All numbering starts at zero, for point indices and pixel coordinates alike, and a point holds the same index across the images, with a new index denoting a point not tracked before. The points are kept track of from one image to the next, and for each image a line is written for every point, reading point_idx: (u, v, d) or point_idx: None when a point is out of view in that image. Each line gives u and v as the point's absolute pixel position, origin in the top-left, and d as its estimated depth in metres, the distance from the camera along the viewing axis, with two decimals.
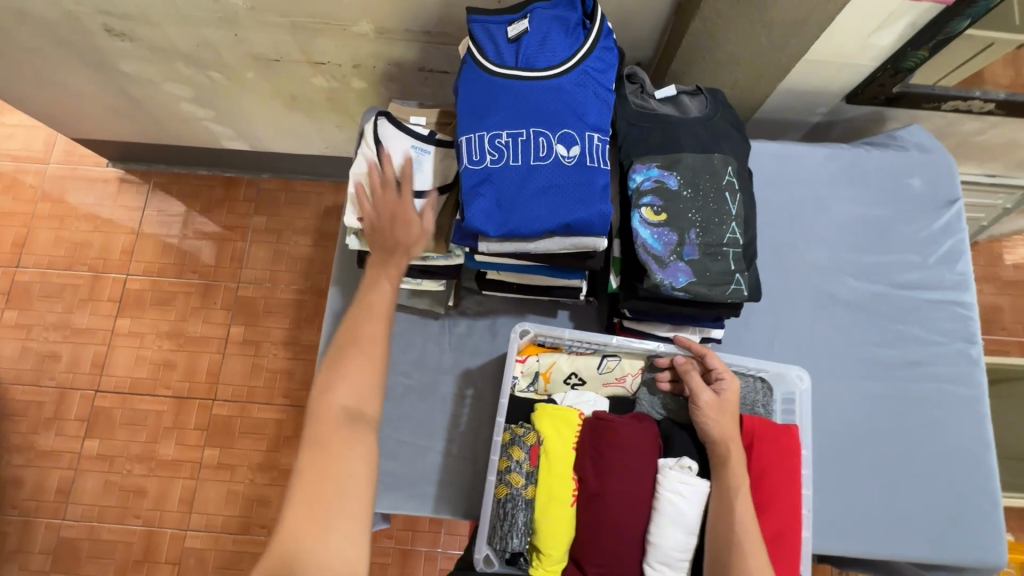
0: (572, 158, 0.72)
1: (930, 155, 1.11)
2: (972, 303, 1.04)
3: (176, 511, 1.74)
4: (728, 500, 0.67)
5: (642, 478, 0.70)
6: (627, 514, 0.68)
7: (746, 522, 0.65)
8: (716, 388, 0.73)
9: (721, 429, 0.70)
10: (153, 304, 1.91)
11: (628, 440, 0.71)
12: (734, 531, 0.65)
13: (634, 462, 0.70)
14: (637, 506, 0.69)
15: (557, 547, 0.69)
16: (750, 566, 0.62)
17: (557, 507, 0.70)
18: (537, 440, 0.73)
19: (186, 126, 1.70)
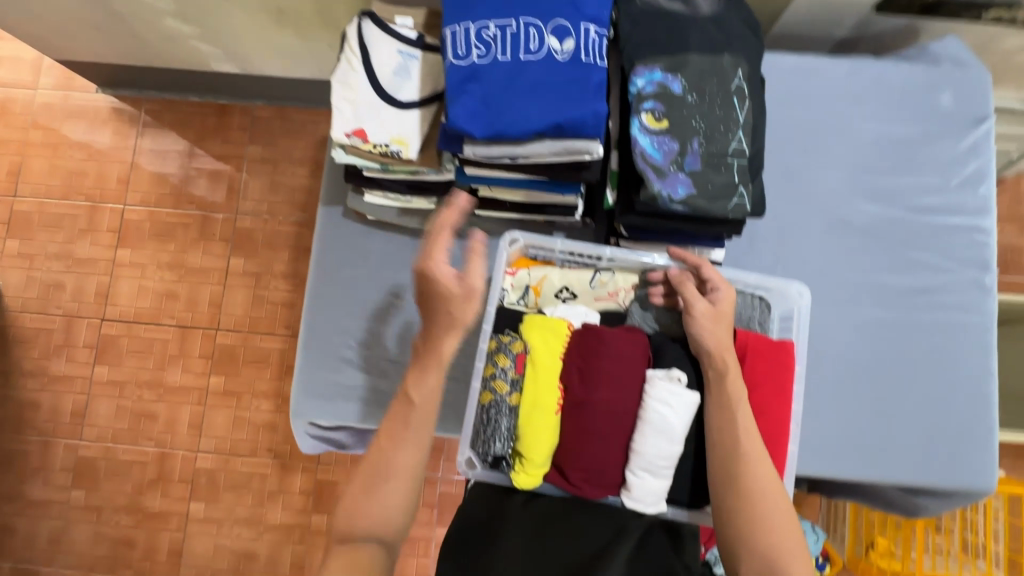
0: (565, 53, 0.66)
1: (965, 68, 1.01)
2: (992, 229, 0.98)
3: (187, 434, 1.81)
4: (729, 415, 0.66)
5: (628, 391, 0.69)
6: (611, 424, 0.68)
7: (748, 435, 0.65)
8: (713, 298, 0.71)
9: (715, 339, 0.69)
10: (152, 235, 1.90)
11: (615, 352, 0.69)
12: (737, 444, 0.64)
13: (620, 375, 0.69)
14: (622, 415, 0.69)
15: (536, 451, 0.68)
16: (750, 470, 0.63)
17: (540, 413, 0.69)
18: (522, 348, 0.72)
19: (171, 46, 1.62)
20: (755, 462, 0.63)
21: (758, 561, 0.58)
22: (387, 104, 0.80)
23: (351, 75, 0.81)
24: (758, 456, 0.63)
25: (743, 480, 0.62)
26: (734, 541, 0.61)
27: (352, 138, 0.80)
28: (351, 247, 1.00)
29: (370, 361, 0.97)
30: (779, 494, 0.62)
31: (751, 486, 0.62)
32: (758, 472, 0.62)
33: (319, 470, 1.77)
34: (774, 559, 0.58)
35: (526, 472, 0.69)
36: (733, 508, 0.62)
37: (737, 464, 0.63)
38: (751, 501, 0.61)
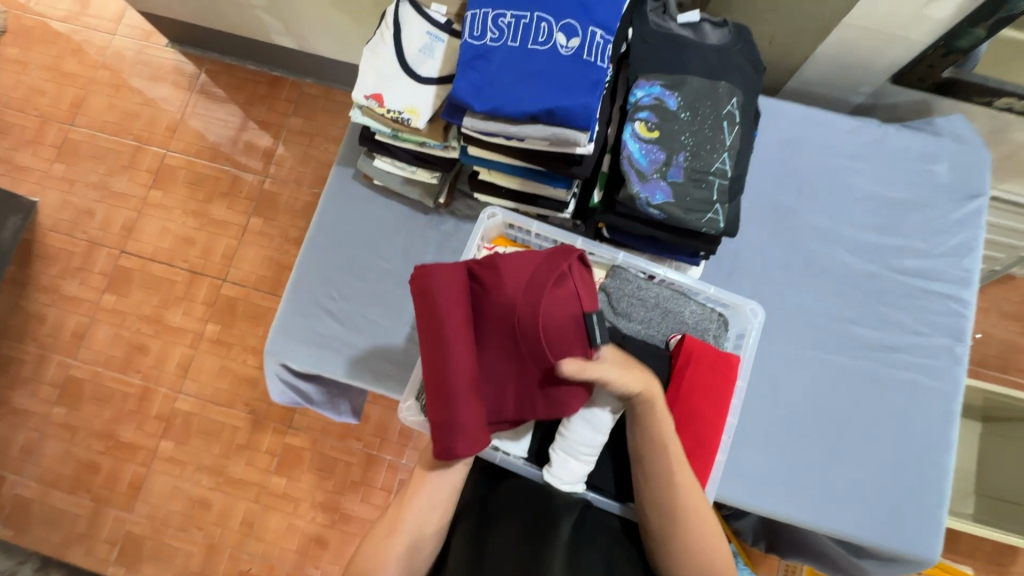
0: (569, 49, 0.72)
1: (966, 146, 1.05)
2: (970, 301, 1.00)
3: (172, 374, 1.86)
4: (661, 447, 0.67)
5: (528, 309, 0.68)
6: (501, 360, 0.69)
7: (678, 462, 0.66)
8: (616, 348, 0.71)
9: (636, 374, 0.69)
10: (185, 182, 2.01)
11: (467, 292, 0.70)
12: (668, 471, 0.66)
13: (502, 302, 0.69)
14: (562, 327, 0.67)
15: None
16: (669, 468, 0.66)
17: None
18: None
19: (240, 13, 1.75)
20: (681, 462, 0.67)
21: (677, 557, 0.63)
22: (407, 75, 0.88)
23: (381, 47, 0.90)
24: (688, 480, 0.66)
25: (676, 504, 0.64)
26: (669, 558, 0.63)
27: (369, 100, 0.87)
28: (353, 207, 1.06)
29: (347, 315, 1.02)
30: (706, 509, 0.66)
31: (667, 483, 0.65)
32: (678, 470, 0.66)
33: (288, 433, 1.79)
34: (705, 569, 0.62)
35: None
36: (669, 531, 0.64)
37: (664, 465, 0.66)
38: (687, 522, 0.64)
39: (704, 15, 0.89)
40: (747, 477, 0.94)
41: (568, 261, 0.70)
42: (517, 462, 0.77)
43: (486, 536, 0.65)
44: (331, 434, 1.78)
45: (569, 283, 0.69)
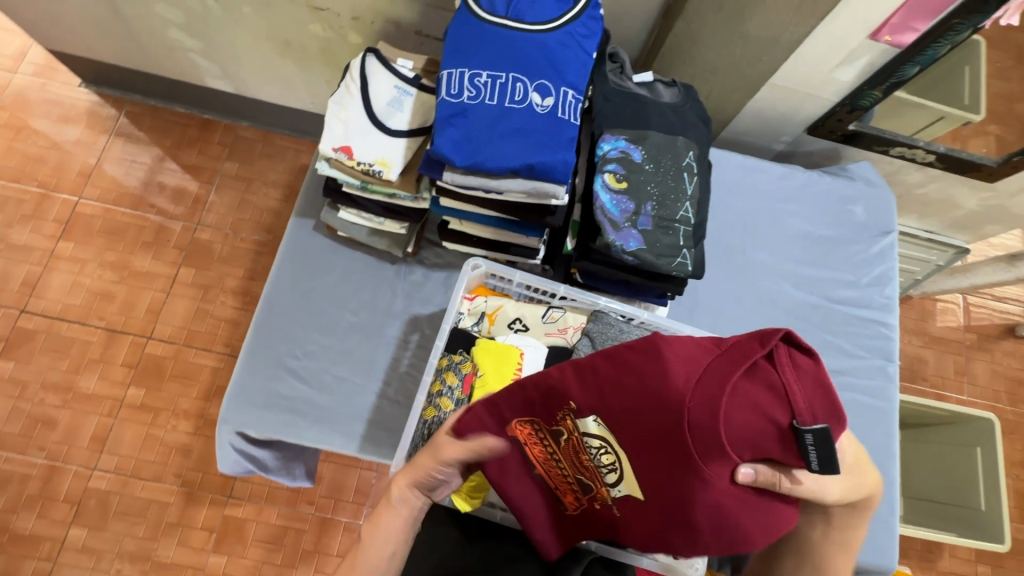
0: (544, 107, 0.76)
1: (875, 188, 1.20)
2: (894, 325, 1.12)
3: (85, 449, 1.64)
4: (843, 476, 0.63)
5: (705, 410, 0.49)
6: (663, 474, 0.53)
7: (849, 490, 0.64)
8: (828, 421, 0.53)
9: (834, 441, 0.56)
10: (101, 232, 1.83)
11: (620, 386, 0.54)
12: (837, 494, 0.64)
13: (664, 396, 0.52)
14: (756, 437, 0.50)
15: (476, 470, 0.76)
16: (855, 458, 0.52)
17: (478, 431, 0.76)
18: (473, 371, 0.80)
19: (171, 55, 1.67)
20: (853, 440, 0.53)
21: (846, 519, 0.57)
22: (376, 127, 0.88)
23: (348, 99, 0.89)
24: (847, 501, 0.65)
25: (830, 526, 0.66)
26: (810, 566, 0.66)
27: (338, 153, 0.86)
28: (315, 259, 1.02)
29: (312, 373, 0.96)
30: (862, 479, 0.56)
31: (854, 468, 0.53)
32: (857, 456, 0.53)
33: (228, 504, 1.62)
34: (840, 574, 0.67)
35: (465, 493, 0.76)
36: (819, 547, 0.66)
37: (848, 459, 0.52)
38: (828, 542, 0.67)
39: (654, 75, 0.97)
40: None
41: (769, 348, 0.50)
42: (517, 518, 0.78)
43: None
44: (278, 500, 1.63)
45: (766, 379, 0.50)
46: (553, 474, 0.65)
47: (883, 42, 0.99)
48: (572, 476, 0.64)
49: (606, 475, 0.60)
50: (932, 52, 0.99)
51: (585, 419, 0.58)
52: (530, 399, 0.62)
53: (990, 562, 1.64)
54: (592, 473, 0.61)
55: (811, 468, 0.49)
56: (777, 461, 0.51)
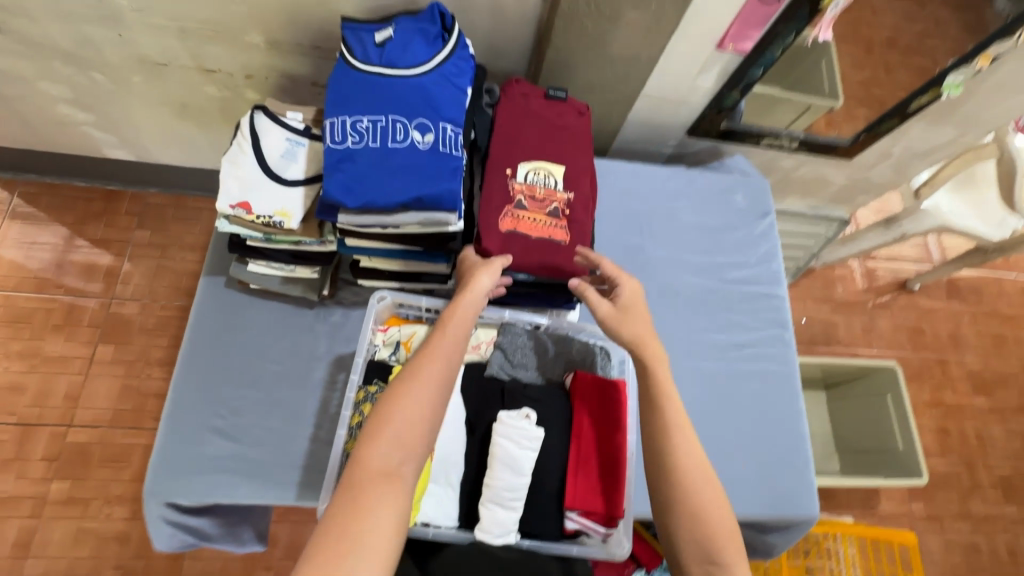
0: (426, 144, 0.82)
1: (750, 177, 1.34)
2: (785, 296, 1.24)
3: (9, 556, 1.50)
4: (660, 415, 0.74)
5: (525, 123, 0.98)
6: (555, 148, 0.98)
7: (679, 424, 0.73)
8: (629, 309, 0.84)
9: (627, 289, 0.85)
10: (6, 322, 1.71)
11: (509, 145, 0.96)
12: (670, 440, 0.72)
13: (518, 129, 0.97)
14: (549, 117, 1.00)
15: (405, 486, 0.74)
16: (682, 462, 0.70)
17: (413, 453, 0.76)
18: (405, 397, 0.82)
19: (63, 131, 1.62)
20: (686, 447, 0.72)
21: (695, 521, 0.67)
22: (272, 180, 0.90)
23: (240, 157, 0.92)
24: (690, 450, 0.72)
25: (682, 472, 0.70)
26: (686, 530, 0.67)
27: (236, 210, 0.88)
28: (230, 315, 1.02)
29: (239, 429, 0.95)
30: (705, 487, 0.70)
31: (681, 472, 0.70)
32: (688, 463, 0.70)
33: None
34: (715, 543, 0.66)
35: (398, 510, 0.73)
36: (688, 496, 0.68)
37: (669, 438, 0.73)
38: (694, 492, 0.69)
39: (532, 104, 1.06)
40: None
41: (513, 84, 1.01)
42: (450, 532, 0.75)
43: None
44: (234, 572, 1.54)
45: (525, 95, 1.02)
46: (536, 228, 0.91)
47: (728, 51, 1.12)
48: (545, 218, 0.92)
49: (554, 187, 0.94)
50: (770, 55, 1.12)
51: (517, 178, 0.93)
52: (491, 206, 0.91)
53: (920, 497, 1.79)
54: (546, 194, 0.93)
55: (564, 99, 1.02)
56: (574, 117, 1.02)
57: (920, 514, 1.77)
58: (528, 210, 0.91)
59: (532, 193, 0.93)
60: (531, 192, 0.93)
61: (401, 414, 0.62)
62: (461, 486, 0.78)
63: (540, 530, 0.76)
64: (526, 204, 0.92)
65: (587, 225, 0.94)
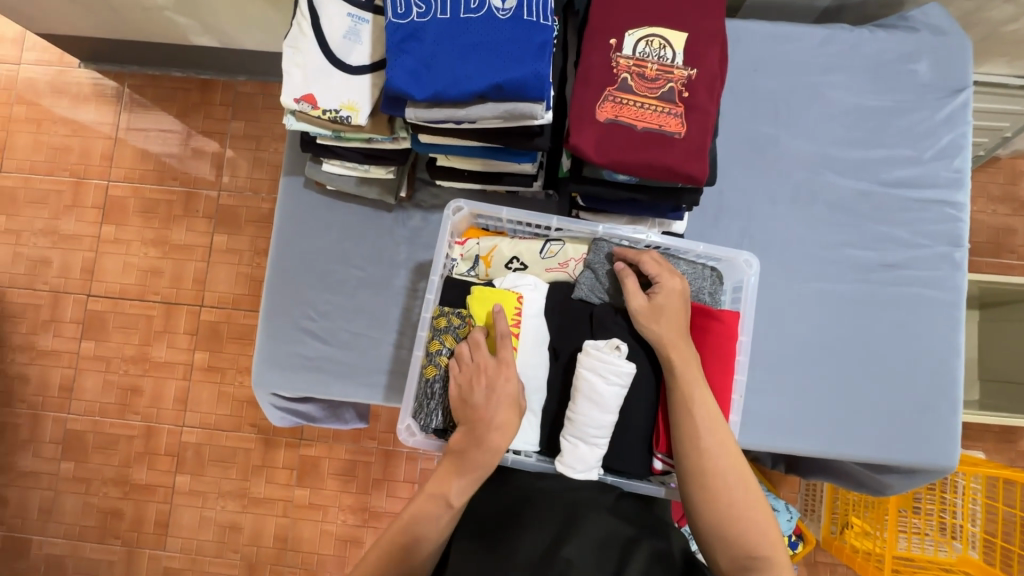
0: (507, 11, 0.66)
1: (945, 36, 0.98)
2: (964, 204, 0.96)
3: (172, 409, 1.79)
4: (687, 412, 0.67)
5: None
6: (676, 8, 0.75)
7: (709, 422, 0.66)
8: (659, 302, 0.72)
9: (666, 284, 0.72)
10: (136, 212, 1.85)
11: (614, 5, 0.75)
12: (698, 437, 0.65)
13: None
14: None
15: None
16: (716, 465, 0.63)
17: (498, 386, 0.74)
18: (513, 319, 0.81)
19: (148, 17, 1.57)
20: (718, 445, 0.65)
21: (731, 530, 0.60)
22: (336, 67, 0.80)
23: (301, 40, 0.81)
24: (722, 448, 0.64)
25: (711, 474, 0.63)
26: (720, 539, 0.61)
27: (301, 104, 0.79)
28: (312, 218, 0.99)
29: (329, 332, 0.97)
30: (745, 490, 0.62)
31: (712, 473, 0.63)
32: (724, 468, 0.63)
33: (301, 445, 1.75)
34: (752, 545, 0.59)
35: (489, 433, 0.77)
36: (720, 500, 0.62)
37: (695, 434, 0.65)
38: (723, 494, 0.62)
39: None
40: (759, 419, 0.92)
41: None
42: (533, 461, 0.76)
43: (503, 549, 0.63)
44: (344, 439, 1.74)
45: None
46: (644, 117, 0.72)
47: None
48: (656, 103, 0.73)
49: (672, 62, 0.74)
50: None
51: (623, 51, 0.73)
52: (588, 88, 0.73)
53: None
54: (660, 73, 0.73)
55: None
56: None
57: None
58: (635, 95, 0.73)
59: (641, 70, 0.73)
60: (641, 70, 0.73)
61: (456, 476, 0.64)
62: (545, 418, 0.76)
63: (625, 467, 0.74)
64: (633, 87, 0.73)
65: (711, 111, 0.73)
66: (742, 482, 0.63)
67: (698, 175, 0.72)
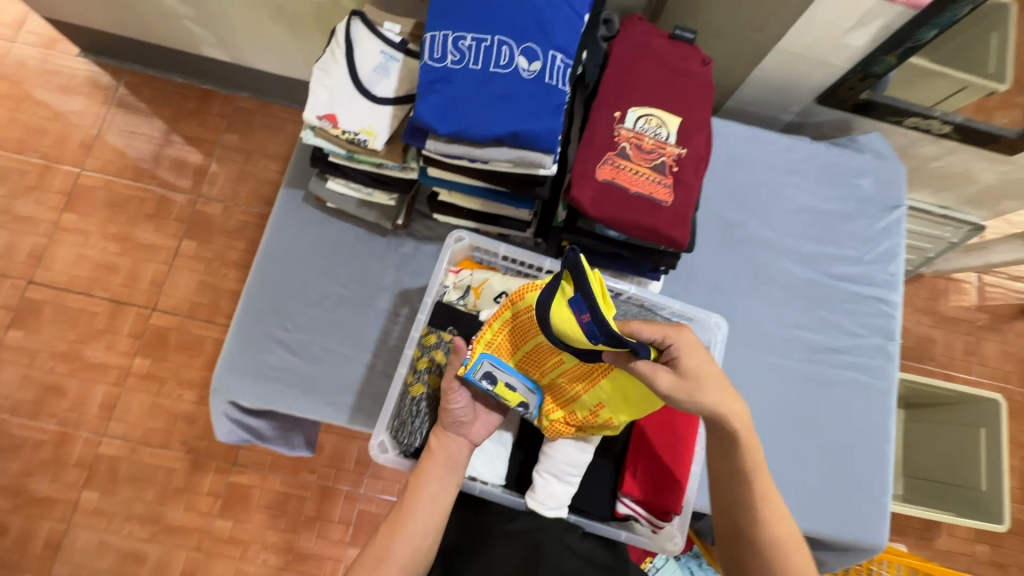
0: (531, 73, 0.73)
1: (885, 161, 1.15)
2: (897, 303, 1.09)
3: (94, 416, 1.65)
4: (742, 482, 0.67)
5: (643, 61, 0.86)
6: (673, 96, 0.86)
7: (763, 492, 0.67)
8: (695, 363, 0.66)
9: (679, 341, 0.65)
10: (103, 204, 1.79)
11: (621, 85, 0.85)
12: (755, 503, 0.67)
13: (632, 68, 0.86)
14: (670, 57, 0.88)
15: (585, 393, 0.73)
16: (769, 529, 0.66)
17: (544, 371, 0.75)
18: (572, 292, 0.63)
19: (164, 22, 1.61)
20: (772, 512, 0.66)
21: None
22: (361, 94, 0.85)
23: (332, 65, 0.87)
24: (776, 513, 0.66)
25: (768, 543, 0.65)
26: None
27: (322, 121, 0.84)
28: (306, 230, 1.01)
29: (302, 345, 0.96)
30: (799, 547, 0.66)
31: (768, 539, 0.65)
32: (778, 526, 0.66)
33: (232, 471, 1.63)
34: None
35: (607, 421, 0.73)
36: (765, 566, 0.65)
37: (753, 501, 0.67)
38: (784, 559, 0.65)
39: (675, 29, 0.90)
40: None
41: (635, 21, 0.90)
42: (498, 492, 0.76)
43: None
44: (280, 469, 1.63)
45: (645, 31, 0.89)
46: (637, 183, 0.81)
47: (898, 4, 0.89)
48: (648, 172, 0.81)
49: (666, 140, 0.83)
50: (949, 15, 0.88)
51: (624, 124, 0.83)
52: (590, 152, 0.81)
53: (988, 541, 1.59)
54: (654, 147, 0.83)
55: (686, 39, 0.90)
56: (700, 63, 0.89)
57: (982, 558, 1.58)
58: (630, 164, 0.81)
59: (638, 143, 0.82)
60: (639, 142, 0.82)
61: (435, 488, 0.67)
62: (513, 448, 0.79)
63: (586, 505, 0.76)
64: (629, 156, 0.81)
65: (694, 187, 0.83)
66: (798, 543, 0.66)
67: (679, 241, 0.80)
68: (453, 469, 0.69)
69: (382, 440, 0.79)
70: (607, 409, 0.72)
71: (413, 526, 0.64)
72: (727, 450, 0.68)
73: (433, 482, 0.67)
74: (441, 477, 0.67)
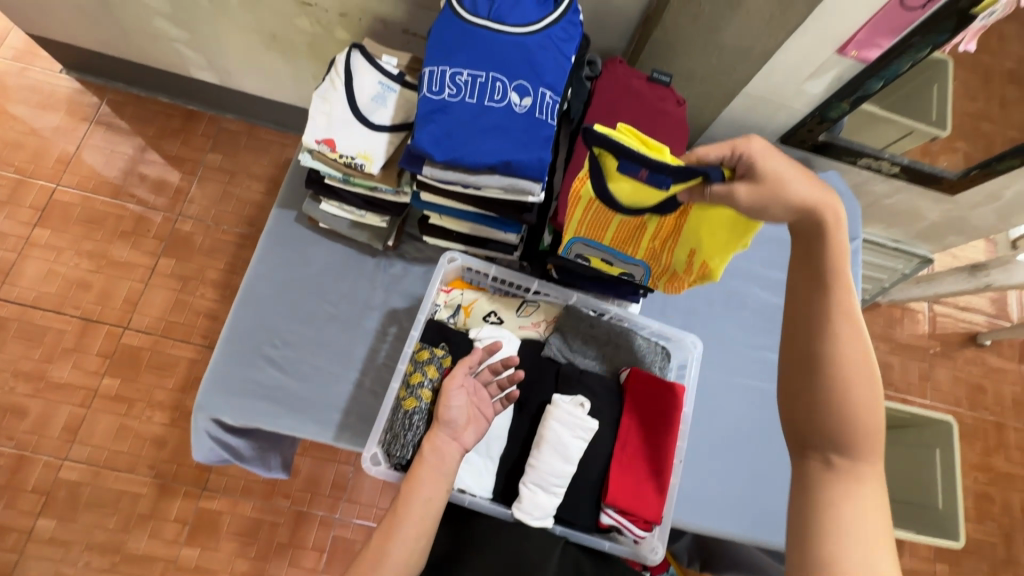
0: (523, 107, 0.79)
1: (842, 197, 1.25)
2: None
3: (57, 438, 1.58)
4: (824, 367, 0.60)
5: (624, 100, 0.94)
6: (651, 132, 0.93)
7: (843, 309, 0.62)
8: (772, 166, 0.66)
9: (750, 149, 0.65)
10: (79, 220, 1.76)
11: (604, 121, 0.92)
12: (832, 308, 0.62)
13: (614, 105, 0.93)
14: (649, 97, 0.95)
15: (677, 246, 0.80)
16: (842, 339, 0.61)
17: (637, 244, 0.82)
18: (617, 164, 0.69)
19: (155, 44, 1.63)
20: (850, 334, 0.61)
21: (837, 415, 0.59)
22: (358, 121, 0.89)
23: (331, 93, 0.91)
24: (852, 335, 0.61)
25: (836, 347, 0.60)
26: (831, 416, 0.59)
27: (321, 145, 0.88)
28: (297, 249, 1.03)
29: (291, 362, 0.97)
30: (868, 381, 0.60)
31: (837, 347, 0.60)
32: (848, 346, 0.60)
33: (202, 496, 1.57)
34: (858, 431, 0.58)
35: (704, 266, 0.79)
36: (822, 378, 0.60)
37: (832, 310, 0.62)
38: (847, 379, 0.59)
39: (652, 71, 0.98)
40: (687, 496, 1.00)
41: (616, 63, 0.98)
42: (485, 504, 0.79)
43: None
44: (252, 494, 1.58)
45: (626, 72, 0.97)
46: None
47: (850, 56, 0.99)
48: None
49: None
50: (894, 67, 0.98)
51: None
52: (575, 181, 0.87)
53: (947, 560, 1.65)
54: None
55: (663, 81, 0.98)
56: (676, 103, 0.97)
57: None
58: None
59: None
60: None
61: (425, 497, 0.67)
62: (500, 461, 0.82)
63: (572, 518, 0.79)
64: None
65: None
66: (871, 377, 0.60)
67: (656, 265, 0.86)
68: (442, 478, 0.69)
69: (374, 452, 0.80)
70: (701, 254, 0.79)
71: (403, 536, 0.64)
72: (813, 259, 0.65)
73: (423, 492, 0.67)
74: (430, 486, 0.68)
